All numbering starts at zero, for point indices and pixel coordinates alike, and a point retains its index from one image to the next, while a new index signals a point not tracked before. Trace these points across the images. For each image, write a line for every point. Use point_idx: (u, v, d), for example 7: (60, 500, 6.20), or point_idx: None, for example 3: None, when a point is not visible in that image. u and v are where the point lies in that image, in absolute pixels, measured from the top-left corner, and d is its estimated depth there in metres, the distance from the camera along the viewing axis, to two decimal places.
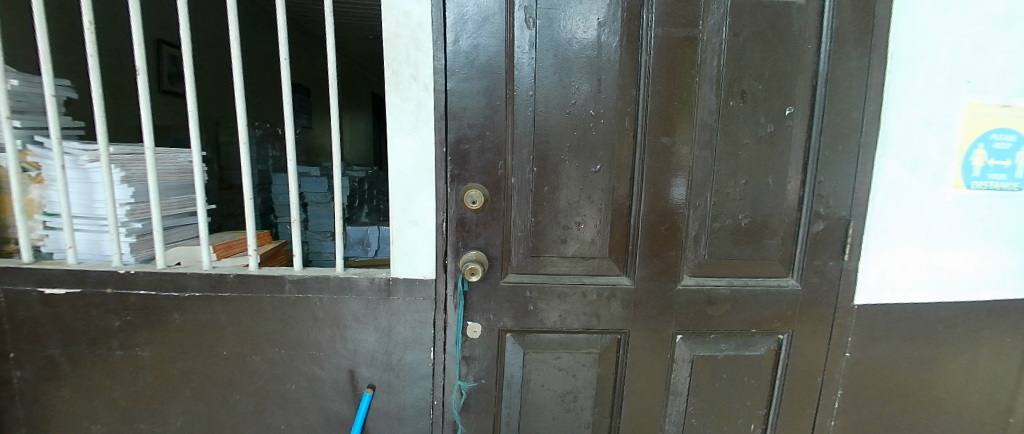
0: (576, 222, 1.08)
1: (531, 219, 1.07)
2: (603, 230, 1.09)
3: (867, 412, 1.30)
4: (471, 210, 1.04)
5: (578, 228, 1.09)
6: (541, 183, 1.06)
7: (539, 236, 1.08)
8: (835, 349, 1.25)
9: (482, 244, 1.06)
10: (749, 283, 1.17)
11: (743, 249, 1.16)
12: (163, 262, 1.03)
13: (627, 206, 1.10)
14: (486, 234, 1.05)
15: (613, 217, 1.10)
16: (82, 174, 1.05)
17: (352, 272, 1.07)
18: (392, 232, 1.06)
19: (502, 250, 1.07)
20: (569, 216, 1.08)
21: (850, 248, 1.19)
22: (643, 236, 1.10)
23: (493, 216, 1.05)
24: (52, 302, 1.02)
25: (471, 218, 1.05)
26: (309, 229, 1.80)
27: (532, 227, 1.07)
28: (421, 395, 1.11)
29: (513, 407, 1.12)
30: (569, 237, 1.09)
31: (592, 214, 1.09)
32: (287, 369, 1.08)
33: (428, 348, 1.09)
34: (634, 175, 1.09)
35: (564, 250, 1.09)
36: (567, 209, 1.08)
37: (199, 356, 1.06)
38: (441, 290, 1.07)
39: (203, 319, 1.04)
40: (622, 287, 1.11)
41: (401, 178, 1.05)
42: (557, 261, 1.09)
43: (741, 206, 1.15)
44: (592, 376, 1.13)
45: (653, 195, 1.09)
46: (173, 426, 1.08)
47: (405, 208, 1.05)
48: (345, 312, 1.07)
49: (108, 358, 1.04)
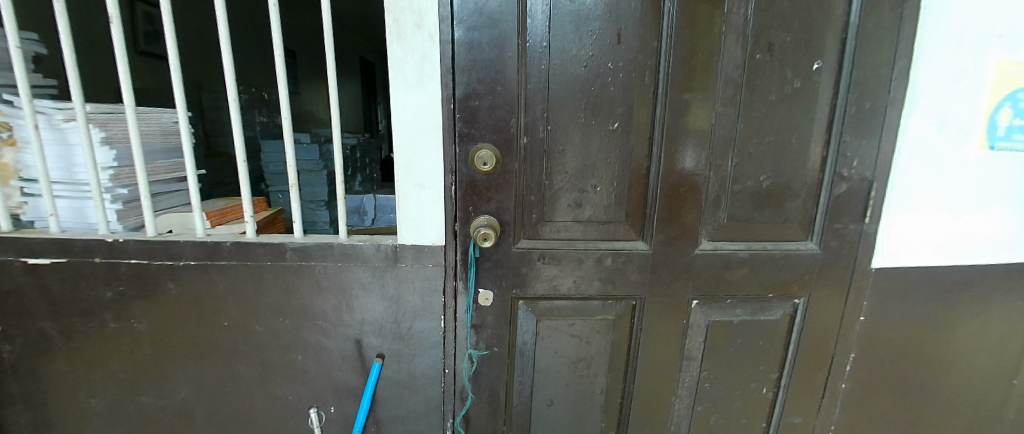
0: (592, 185, 1.02)
1: (545, 181, 1.01)
2: (620, 193, 1.04)
3: (877, 375, 1.30)
4: (481, 173, 0.98)
5: (595, 190, 1.03)
6: (556, 143, 1.00)
7: (554, 200, 1.02)
8: (851, 314, 1.23)
9: (493, 207, 1.00)
10: (768, 247, 1.14)
11: (764, 212, 1.12)
12: (154, 230, 0.97)
13: (645, 167, 1.04)
14: (497, 197, 0.99)
15: (631, 179, 1.04)
16: (58, 135, 0.97)
17: (356, 239, 1.02)
18: (397, 196, 0.99)
19: (515, 215, 1.01)
20: (585, 178, 1.02)
21: (871, 210, 1.15)
22: (662, 198, 1.05)
23: (505, 178, 0.99)
24: (37, 273, 0.95)
25: (481, 181, 0.98)
26: (302, 199, 1.72)
27: (546, 190, 1.01)
28: (431, 364, 1.08)
29: (526, 374, 1.10)
30: (584, 201, 1.03)
31: (609, 176, 1.03)
32: (293, 339, 1.04)
33: (438, 317, 1.05)
34: (654, 134, 1.02)
35: (578, 214, 1.03)
36: (583, 170, 1.02)
37: (200, 328, 1.01)
38: (451, 257, 1.02)
39: (201, 289, 0.99)
40: (638, 252, 1.06)
41: (405, 139, 0.97)
42: (573, 225, 1.04)
43: (764, 167, 1.09)
44: (606, 343, 1.11)
45: (674, 155, 1.03)
46: (176, 398, 1.05)
47: (410, 171, 0.99)
48: (350, 280, 1.02)
49: (102, 331, 0.99)
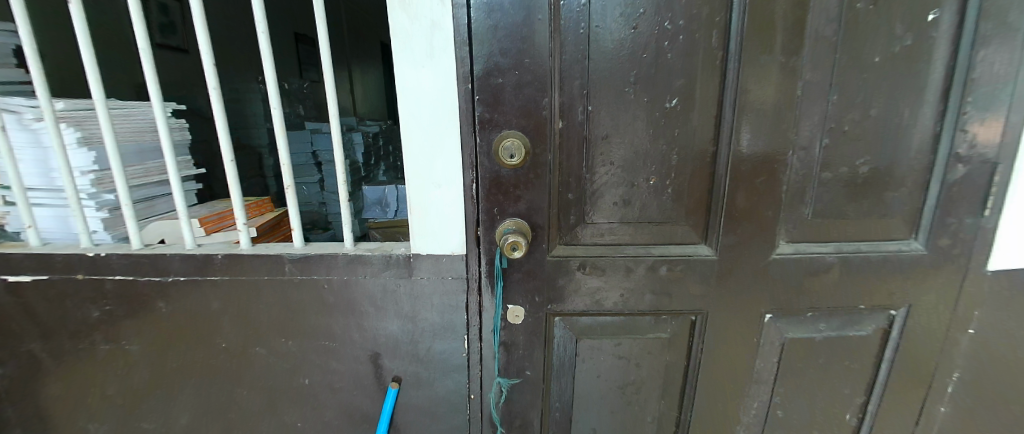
0: (644, 178, 0.84)
1: (586, 175, 0.83)
2: (679, 187, 0.85)
3: (987, 398, 1.06)
4: (508, 167, 0.80)
5: (647, 184, 0.84)
6: (599, 128, 0.81)
7: (596, 198, 0.84)
8: (961, 327, 1.00)
9: (523, 208, 0.83)
10: (863, 249, 0.92)
11: (859, 204, 0.89)
12: (139, 242, 0.85)
13: (710, 154, 0.84)
14: (527, 197, 0.82)
15: (692, 169, 0.84)
16: (31, 136, 0.86)
17: (364, 248, 0.87)
18: (408, 198, 0.84)
19: (549, 216, 0.84)
20: (635, 169, 0.83)
21: (993, 200, 0.90)
22: (732, 191, 0.85)
23: (537, 172, 0.81)
24: (20, 291, 0.86)
25: (508, 178, 0.81)
26: (325, 192, 1.65)
27: (587, 187, 0.83)
28: (455, 388, 0.94)
29: (565, 400, 0.94)
30: (633, 197, 0.85)
31: (664, 166, 0.83)
32: (299, 362, 0.92)
33: (461, 337, 0.91)
34: (722, 112, 0.82)
35: (626, 214, 0.85)
36: (633, 160, 0.83)
37: (197, 349, 0.90)
38: (473, 268, 0.86)
39: (194, 307, 0.88)
40: (702, 258, 0.87)
41: (415, 129, 0.81)
42: (619, 226, 0.85)
43: (862, 148, 0.87)
44: (659, 364, 0.93)
45: (747, 138, 0.83)
46: (178, 424, 0.95)
47: (422, 167, 0.82)
48: (359, 295, 0.88)
49: (93, 353, 0.89)
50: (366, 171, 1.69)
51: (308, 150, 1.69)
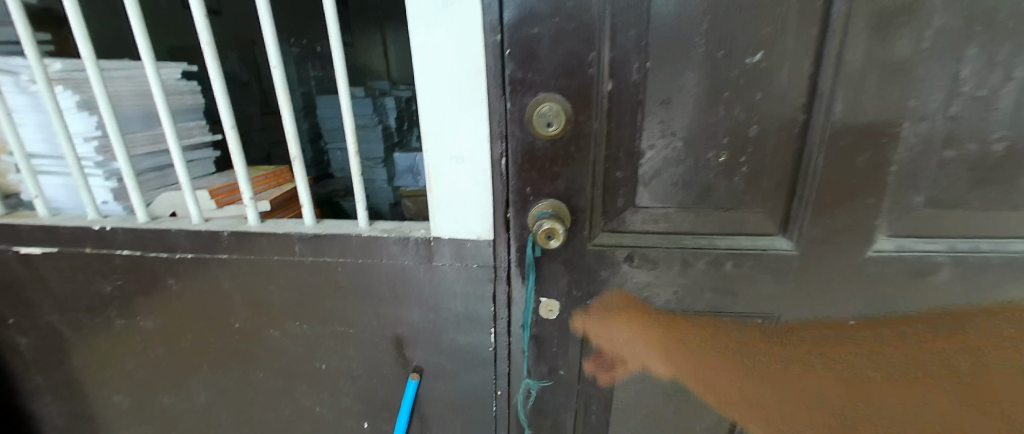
0: (711, 155, 0.68)
1: (638, 150, 0.69)
2: (754, 165, 0.69)
3: None
4: (542, 139, 0.67)
5: (715, 161, 0.69)
6: (658, 91, 0.66)
7: (650, 177, 0.70)
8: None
9: (562, 187, 0.70)
10: (982, 248, 0.71)
11: (986, 193, 0.68)
12: (145, 215, 0.80)
13: (797, 125, 0.67)
14: (566, 174, 0.69)
15: (772, 145, 0.68)
16: (30, 100, 0.79)
17: (379, 229, 0.78)
18: (427, 173, 0.72)
19: (592, 198, 0.71)
20: (700, 143, 0.68)
21: None
22: (822, 173, 0.68)
23: (578, 145, 0.68)
24: (32, 263, 0.82)
25: (543, 151, 0.68)
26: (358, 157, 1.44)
27: (640, 164, 0.69)
28: (480, 385, 0.85)
29: (604, 403, 0.85)
30: (695, 178, 0.70)
31: (738, 140, 0.68)
32: (315, 347, 0.86)
33: (487, 330, 0.80)
34: (822, 70, 0.64)
35: (685, 198, 0.71)
36: (698, 132, 0.68)
37: (211, 328, 0.86)
38: (501, 256, 0.74)
39: (206, 286, 0.82)
40: (777, 253, 0.72)
41: (432, 91, 0.67)
42: (675, 212, 0.71)
43: (1005, 119, 0.64)
44: (715, 371, 0.81)
45: (853, 106, 0.65)
46: (198, 402, 0.92)
47: (442, 137, 0.69)
48: (375, 281, 0.80)
49: (109, 328, 0.87)
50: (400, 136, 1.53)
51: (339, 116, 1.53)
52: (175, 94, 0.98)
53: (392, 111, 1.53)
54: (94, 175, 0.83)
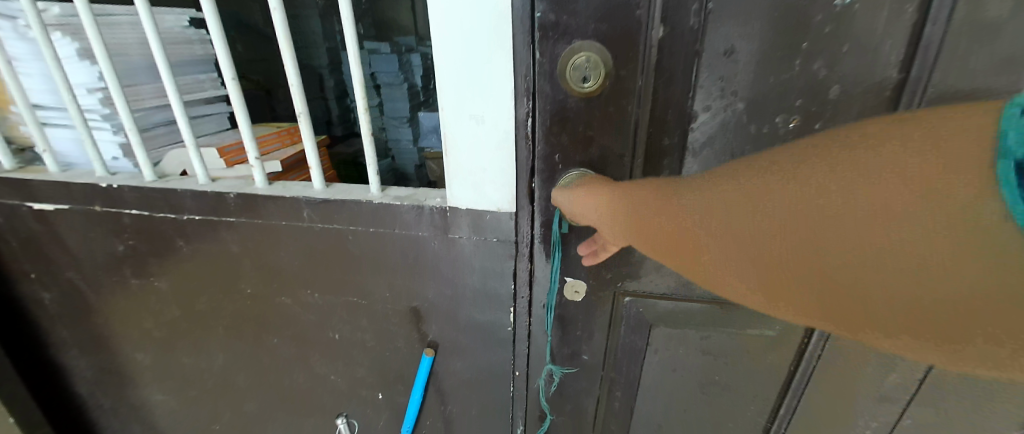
0: (778, 120, 0.57)
1: (689, 113, 0.58)
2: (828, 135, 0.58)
3: None
4: (576, 96, 0.57)
5: (782, 128, 0.58)
6: (719, 39, 0.54)
7: (701, 146, 0.60)
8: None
9: (597, 154, 0.61)
10: None
11: None
12: (151, 174, 0.76)
13: (889, 87, 0.55)
14: (602, 140, 0.60)
15: (854, 110, 0.56)
16: (30, 47, 0.73)
17: (392, 197, 0.71)
18: (442, 134, 0.63)
19: (631, 168, 0.62)
20: (764, 105, 0.57)
21: None
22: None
23: (617, 105, 0.58)
24: (47, 219, 0.81)
25: (576, 112, 0.59)
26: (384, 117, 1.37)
27: (690, 130, 0.59)
28: (497, 365, 0.80)
29: (629, 390, 0.79)
30: (754, 148, 0.59)
31: (813, 103, 0.56)
32: (326, 316, 0.82)
33: (507, 309, 0.74)
34: (934, 14, 0.50)
35: None
36: (763, 92, 0.56)
37: (223, 293, 0.83)
38: (524, 230, 0.67)
39: (216, 249, 0.79)
40: None
41: (449, 36, 0.56)
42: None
43: None
44: (756, 365, 0.73)
45: (966, 63, 0.52)
46: (216, 363, 0.92)
47: (460, 93, 0.59)
48: (388, 252, 0.74)
49: (126, 287, 0.86)
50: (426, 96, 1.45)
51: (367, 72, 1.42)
52: (182, 43, 0.91)
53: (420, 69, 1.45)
54: (101, 130, 0.79)
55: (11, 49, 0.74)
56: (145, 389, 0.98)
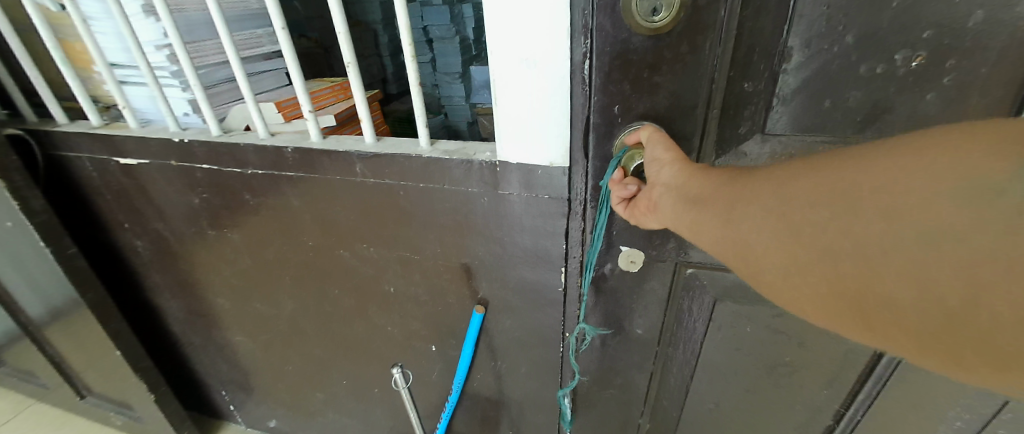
0: (899, 59, 0.47)
1: (780, 50, 0.50)
2: (961, 78, 0.47)
3: None
4: (643, 34, 0.49)
5: (902, 68, 0.48)
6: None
7: (790, 90, 0.52)
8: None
9: (665, 103, 0.54)
10: None
11: None
12: (217, 129, 0.79)
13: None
14: (670, 87, 0.52)
15: (1003, 44, 0.44)
16: (102, 6, 0.76)
17: (441, 151, 0.68)
18: (492, 83, 0.59)
19: (705, 120, 0.54)
20: (879, 41, 0.47)
21: None
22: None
23: (693, 43, 0.49)
24: (133, 174, 0.88)
25: (640, 55, 0.51)
26: (437, 72, 1.33)
27: (778, 71, 0.51)
28: (547, 325, 0.79)
29: (686, 358, 0.75)
30: (864, 96, 0.50)
31: (945, 35, 0.45)
32: (381, 270, 0.85)
33: (558, 269, 0.71)
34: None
35: (842, 124, 0.52)
36: (882, 24, 0.46)
37: (288, 245, 0.88)
38: (578, 187, 0.62)
39: (278, 204, 0.83)
40: None
41: None
42: (821, 142, 0.54)
43: None
44: (836, 343, 0.66)
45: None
46: (284, 310, 0.99)
47: (511, 35, 0.54)
48: (438, 208, 0.73)
49: (204, 237, 0.93)
50: (478, 50, 1.40)
51: (420, 26, 1.38)
52: None
53: (472, 20, 1.38)
54: (171, 86, 0.82)
55: (88, 8, 0.78)
56: (227, 330, 1.09)
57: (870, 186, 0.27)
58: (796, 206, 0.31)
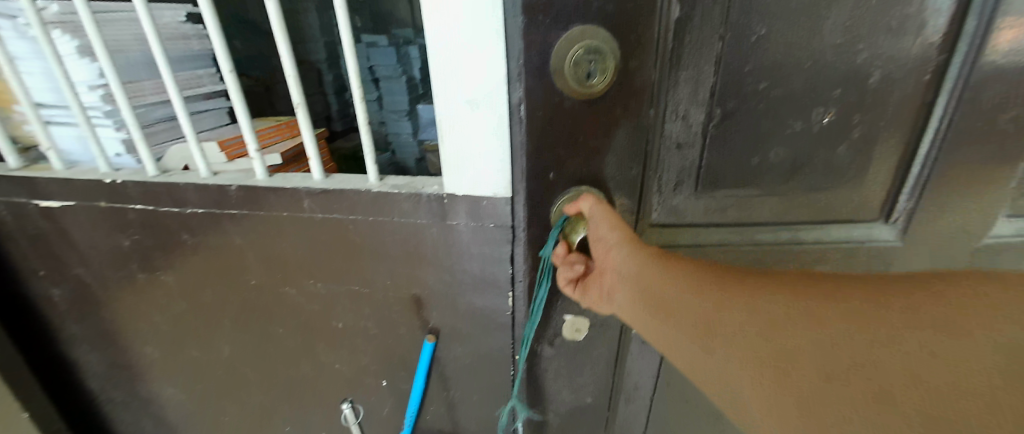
0: (816, 114, 0.60)
1: (707, 112, 0.60)
2: (867, 129, 0.62)
3: None
4: (574, 96, 0.54)
5: (818, 124, 0.61)
6: (768, 22, 0.55)
7: (715, 145, 0.62)
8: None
9: (601, 165, 0.61)
10: None
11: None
12: (153, 168, 0.77)
13: (935, 68, 0.58)
14: (605, 149, 0.60)
15: (893, 105, 0.60)
16: (31, 46, 0.74)
17: (390, 185, 0.72)
18: (438, 125, 0.64)
19: (642, 178, 0.63)
20: (798, 99, 0.59)
21: None
22: (954, 130, 0.60)
23: (625, 106, 0.57)
24: (54, 216, 0.83)
25: (576, 116, 0.56)
26: (384, 110, 1.37)
27: (703, 130, 0.61)
28: (499, 349, 0.82)
29: (627, 369, 0.81)
30: (786, 151, 0.63)
31: (851, 93, 0.59)
32: (329, 305, 0.84)
33: (505, 293, 0.75)
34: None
35: (762, 174, 0.64)
36: (801, 88, 0.59)
37: (229, 285, 0.85)
38: (519, 216, 0.67)
39: (220, 242, 0.81)
40: (875, 243, 0.69)
41: (443, 26, 0.57)
42: (755, 193, 0.65)
43: None
44: None
45: (1012, 42, 0.55)
46: (222, 355, 0.94)
47: (454, 82, 0.60)
48: (388, 240, 0.75)
49: (134, 282, 0.88)
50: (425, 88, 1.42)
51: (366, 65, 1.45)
52: (179, 38, 0.94)
53: (416, 61, 1.46)
54: (104, 127, 0.80)
55: (14, 48, 0.75)
56: (154, 382, 1.01)
57: (840, 290, 0.33)
58: (767, 299, 0.36)
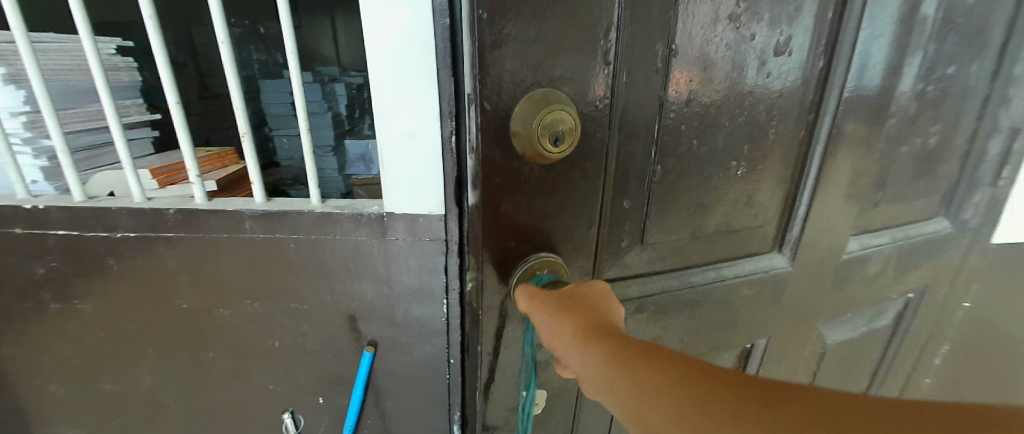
0: (732, 164, 0.75)
1: (649, 172, 0.70)
2: (767, 175, 0.80)
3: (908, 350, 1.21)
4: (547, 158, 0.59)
5: (735, 172, 0.76)
6: (698, 89, 0.67)
7: (656, 202, 0.72)
8: (902, 291, 1.06)
9: (560, 224, 0.66)
10: (910, 234, 0.99)
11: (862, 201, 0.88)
12: (80, 194, 0.77)
13: (807, 125, 0.78)
14: (559, 209, 0.66)
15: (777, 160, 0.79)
16: None
17: (332, 206, 0.80)
18: (381, 153, 0.75)
19: (597, 235, 0.70)
20: (718, 157, 0.74)
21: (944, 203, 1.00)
22: (820, 180, 0.81)
23: (581, 169, 0.64)
24: None
25: (538, 179, 0.62)
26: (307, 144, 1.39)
27: (649, 188, 0.71)
28: (435, 355, 0.90)
29: None
30: (710, 200, 0.76)
31: (755, 148, 0.76)
32: (267, 325, 0.87)
33: (440, 301, 0.85)
34: (835, 65, 0.73)
35: (692, 220, 0.77)
36: (722, 148, 0.73)
37: (156, 311, 0.85)
38: (452, 230, 0.79)
39: (151, 266, 0.81)
40: (776, 270, 0.88)
41: (385, 73, 0.70)
42: (692, 234, 0.78)
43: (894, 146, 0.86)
44: None
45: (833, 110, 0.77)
46: (142, 387, 0.90)
47: (394, 118, 0.72)
48: (330, 257, 0.82)
49: (43, 312, 0.84)
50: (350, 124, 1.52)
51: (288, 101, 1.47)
52: (109, 69, 0.96)
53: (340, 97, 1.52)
54: (22, 154, 0.79)
55: None
56: (54, 424, 0.93)
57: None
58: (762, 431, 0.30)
